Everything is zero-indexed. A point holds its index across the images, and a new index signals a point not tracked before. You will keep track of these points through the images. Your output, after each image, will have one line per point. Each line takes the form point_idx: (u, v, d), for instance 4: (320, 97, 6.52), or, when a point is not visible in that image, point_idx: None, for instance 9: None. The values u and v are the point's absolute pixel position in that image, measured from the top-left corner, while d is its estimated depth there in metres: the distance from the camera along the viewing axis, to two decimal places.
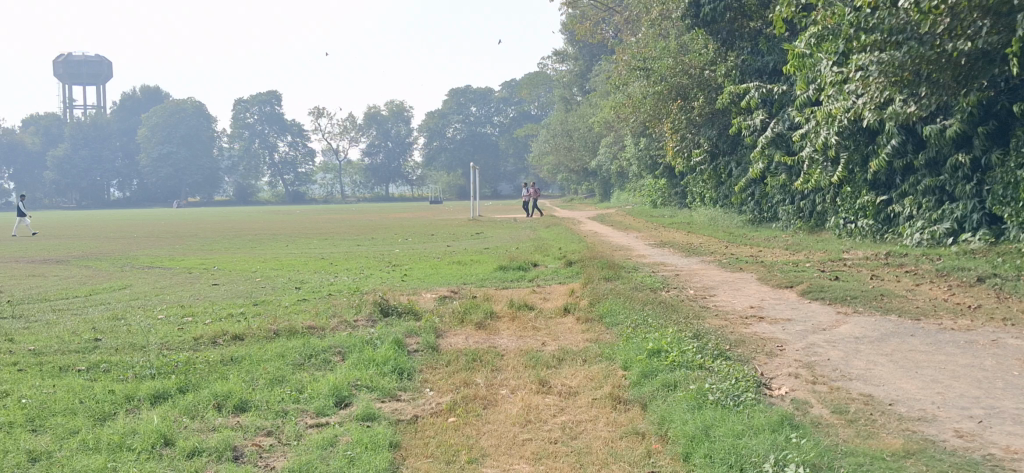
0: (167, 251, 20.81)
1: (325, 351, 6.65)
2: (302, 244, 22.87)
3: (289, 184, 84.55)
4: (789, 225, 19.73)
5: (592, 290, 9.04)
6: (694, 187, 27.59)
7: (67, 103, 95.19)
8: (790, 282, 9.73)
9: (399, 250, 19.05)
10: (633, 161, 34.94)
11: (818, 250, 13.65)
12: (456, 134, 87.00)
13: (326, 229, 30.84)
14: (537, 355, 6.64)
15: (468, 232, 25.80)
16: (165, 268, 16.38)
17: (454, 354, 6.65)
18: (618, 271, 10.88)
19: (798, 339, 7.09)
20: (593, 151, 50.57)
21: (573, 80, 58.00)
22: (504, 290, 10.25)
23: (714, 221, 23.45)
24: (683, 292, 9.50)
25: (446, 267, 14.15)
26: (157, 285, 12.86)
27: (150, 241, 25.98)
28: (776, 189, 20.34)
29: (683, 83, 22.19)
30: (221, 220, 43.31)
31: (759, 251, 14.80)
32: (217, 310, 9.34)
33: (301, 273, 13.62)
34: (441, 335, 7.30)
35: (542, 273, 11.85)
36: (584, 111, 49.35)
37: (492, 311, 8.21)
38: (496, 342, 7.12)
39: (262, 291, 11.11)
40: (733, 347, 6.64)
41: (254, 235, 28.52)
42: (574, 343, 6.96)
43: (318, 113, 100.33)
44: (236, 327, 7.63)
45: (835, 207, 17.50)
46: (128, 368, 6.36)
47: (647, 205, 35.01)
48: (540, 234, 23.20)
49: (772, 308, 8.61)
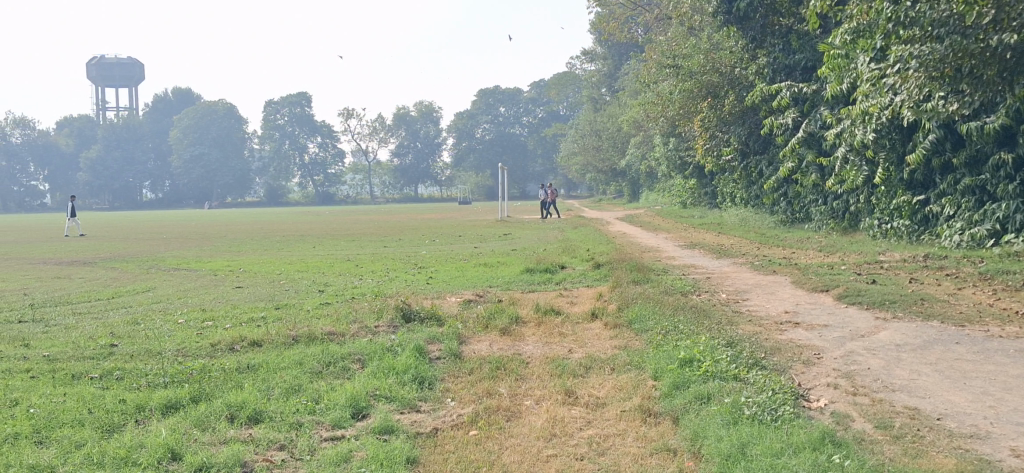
0: (194, 253, 20.78)
1: (344, 358, 6.43)
2: (330, 245, 22.79)
3: (319, 185, 84.86)
4: (821, 226, 19.29)
5: (620, 293, 8.76)
6: (724, 187, 27.22)
7: (101, 105, 96.12)
8: (826, 286, 9.39)
9: (426, 251, 18.90)
10: (662, 162, 34.60)
11: (853, 253, 13.28)
12: (484, 134, 86.94)
13: (353, 230, 30.79)
14: (563, 363, 6.38)
15: (495, 233, 25.62)
16: (191, 269, 16.33)
17: (478, 362, 6.41)
18: (647, 273, 10.59)
19: (837, 347, 6.77)
20: (622, 151, 50.25)
21: (602, 79, 57.75)
22: (530, 293, 10.00)
23: (746, 222, 23.08)
24: (715, 296, 9.19)
25: (471, 269, 13.94)
26: (182, 288, 12.76)
27: (179, 242, 26.04)
28: (808, 189, 19.94)
29: (713, 82, 21.84)
30: (251, 221, 43.47)
31: (791, 253, 14.42)
32: (238, 314, 9.18)
33: (326, 276, 13.47)
34: (465, 341, 7.06)
35: (570, 276, 11.60)
36: (613, 111, 49.06)
37: (518, 316, 7.96)
38: (521, 348, 6.88)
39: (286, 294, 10.96)
40: (768, 355, 6.34)
41: (281, 236, 28.51)
42: (601, 351, 6.70)
43: (347, 114, 100.71)
44: (254, 333, 7.45)
45: (869, 208, 17.07)
46: (141, 376, 6.19)
47: (677, 205, 34.65)
48: (568, 234, 22.96)
49: (808, 313, 8.29)
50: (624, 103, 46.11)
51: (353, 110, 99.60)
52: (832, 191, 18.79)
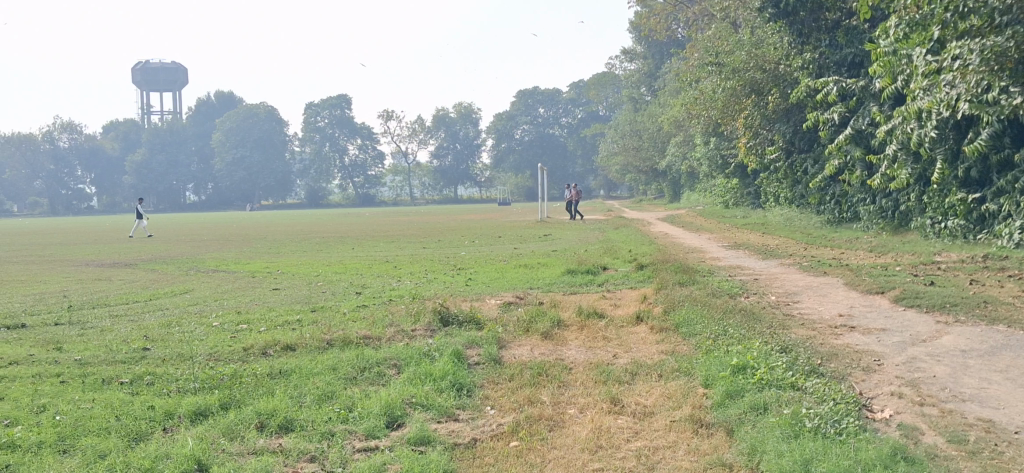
0: (233, 254, 20.73)
1: (380, 363, 6.19)
2: (368, 246, 22.67)
3: (359, 187, 85.18)
4: (869, 226, 18.78)
5: (666, 296, 8.44)
6: (768, 187, 26.72)
7: (145, 109, 97.29)
8: (881, 288, 8.99)
9: (466, 253, 18.67)
10: (703, 161, 34.12)
11: (906, 253, 12.83)
12: (524, 135, 86.74)
13: (392, 232, 30.68)
14: (608, 369, 6.09)
15: (534, 234, 25.34)
16: (229, 271, 16.24)
17: (518, 367, 6.14)
18: (693, 275, 10.25)
19: (898, 352, 6.40)
20: (662, 151, 49.71)
21: (641, 79, 57.31)
22: (572, 295, 9.71)
23: (791, 221, 22.59)
24: (764, 298, 8.83)
25: (511, 270, 13.69)
26: (219, 290, 12.64)
27: (219, 244, 26.06)
28: (856, 188, 19.44)
29: (757, 78, 21.40)
30: (291, 223, 43.62)
31: (840, 253, 13.98)
32: (273, 317, 8.99)
33: (364, 278, 13.28)
34: (505, 346, 6.79)
35: (612, 278, 11.29)
36: (653, 110, 48.60)
37: (560, 319, 7.67)
38: (564, 353, 6.59)
39: (323, 296, 10.76)
40: (825, 361, 5.99)
41: (321, 237, 28.46)
42: (647, 356, 6.40)
43: (386, 115, 101.08)
44: (288, 337, 7.24)
45: (920, 207, 16.57)
46: (172, 382, 5.99)
47: (719, 205, 34.14)
48: (609, 235, 22.62)
49: (863, 316, 7.92)
50: (665, 101, 45.59)
51: (392, 112, 99.84)
52: (880, 190, 18.29)
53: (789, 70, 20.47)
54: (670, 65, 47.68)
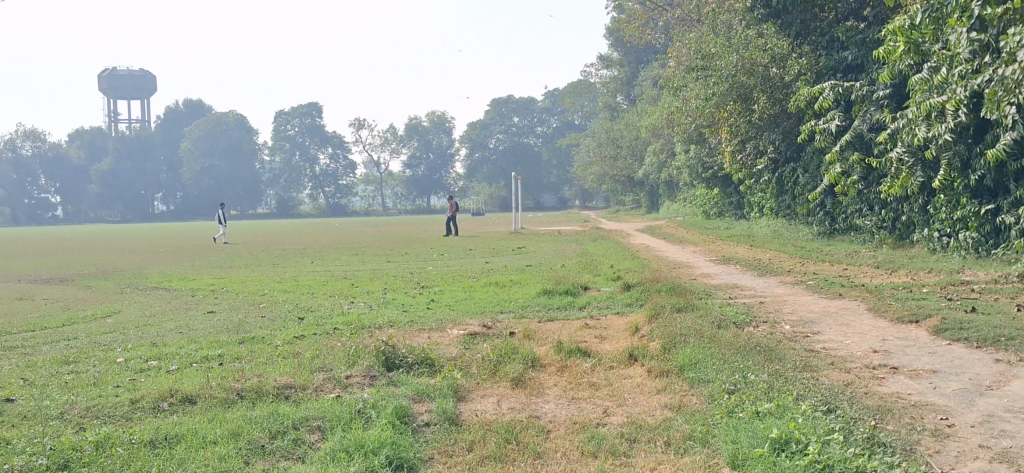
0: (182, 269, 19.04)
1: (300, 426, 4.71)
2: (332, 259, 21.12)
3: (330, 196, 83.39)
4: (867, 239, 17.62)
5: (663, 327, 7.00)
6: (752, 196, 25.50)
7: (113, 117, 95.02)
8: (914, 315, 7.62)
9: (435, 267, 17.22)
10: (684, 170, 32.83)
11: (920, 270, 11.60)
12: (498, 144, 85.38)
13: (361, 243, 29.03)
14: (599, 433, 4.65)
15: (509, 246, 23.86)
16: (169, 289, 14.63)
17: (481, 431, 4.68)
18: (689, 298, 8.89)
19: (966, 407, 5.01)
20: (639, 159, 48.48)
21: (618, 88, 56.08)
22: (549, 323, 8.30)
23: (778, 234, 21.37)
24: (777, 329, 7.41)
25: (480, 289, 12.24)
26: (147, 313, 11.05)
27: (173, 256, 24.32)
28: (850, 199, 18.24)
29: (745, 84, 20.06)
30: (256, 232, 41.77)
31: (843, 269, 12.79)
32: (191, 353, 7.47)
33: (314, 298, 11.79)
34: (465, 396, 5.31)
35: (594, 299, 9.87)
36: (631, 118, 47.32)
37: (534, 358, 6.22)
38: (539, 407, 5.14)
39: (262, 323, 9.25)
40: (880, 423, 4.58)
41: (282, 249, 26.79)
42: (647, 412, 4.97)
43: (359, 124, 99.16)
44: (189, 384, 5.71)
45: (924, 218, 15.38)
46: (17, 450, 4.43)
47: (700, 215, 32.87)
48: (588, 248, 21.22)
49: (903, 353, 6.53)
50: (642, 108, 44.38)
51: (364, 120, 97.87)
52: (879, 201, 17.12)
53: (780, 74, 19.13)
54: (648, 72, 46.54)
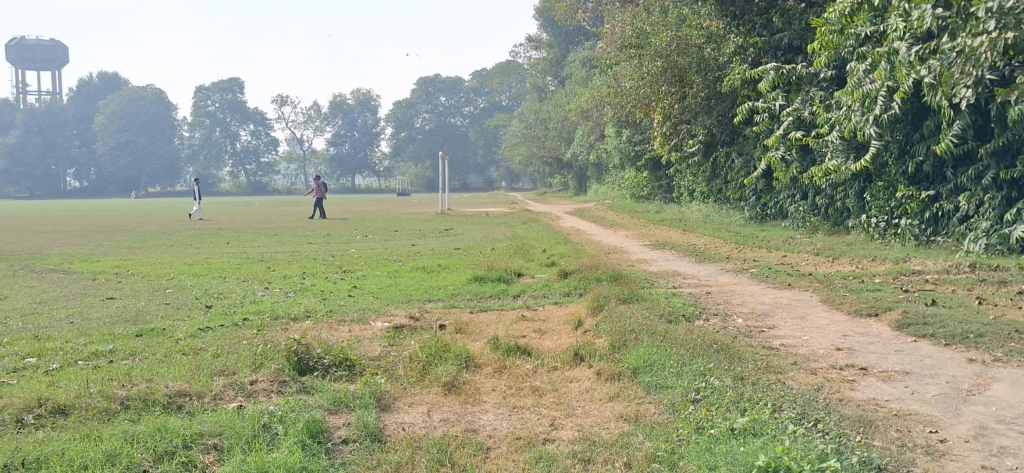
0: (86, 250, 17.81)
1: (192, 444, 3.93)
2: (249, 240, 20.05)
3: (252, 175, 81.27)
4: (799, 226, 17.29)
5: (609, 322, 6.38)
6: (682, 180, 25.13)
7: (21, 88, 91.00)
8: (873, 309, 7.14)
9: (358, 250, 16.38)
10: (613, 152, 32.38)
11: (862, 258, 11.24)
12: (424, 124, 84.11)
13: (280, 224, 27.88)
14: (548, 451, 3.97)
15: (436, 228, 23.10)
16: (68, 272, 13.52)
17: (409, 450, 3.97)
18: (632, 287, 8.32)
19: (954, 417, 4.47)
20: (568, 141, 48.00)
21: (547, 68, 55.48)
22: (483, 314, 7.64)
23: (709, 218, 21.02)
24: (730, 323, 6.86)
25: (406, 275, 11.49)
26: (36, 300, 10.00)
27: (78, 236, 22.88)
28: (783, 184, 17.89)
29: (681, 64, 19.57)
30: (171, 211, 40.12)
31: (782, 256, 12.39)
32: (78, 348, 6.58)
33: (225, 284, 10.89)
34: (389, 404, 4.58)
35: (529, 287, 9.21)
36: (560, 99, 46.76)
37: (469, 358, 5.54)
38: (475, 419, 4.44)
39: (164, 312, 8.36)
40: (869, 439, 4.01)
41: (197, 229, 25.48)
42: (600, 426, 4.32)
43: (283, 101, 96.84)
44: (65, 388, 4.86)
45: (860, 205, 15.06)
46: None
47: (629, 198, 32.47)
48: (516, 230, 20.56)
49: (867, 351, 6.01)
50: (572, 89, 43.85)
51: (287, 97, 95.56)
52: (812, 186, 16.81)
53: (715, 55, 18.71)
54: (578, 52, 45.99)
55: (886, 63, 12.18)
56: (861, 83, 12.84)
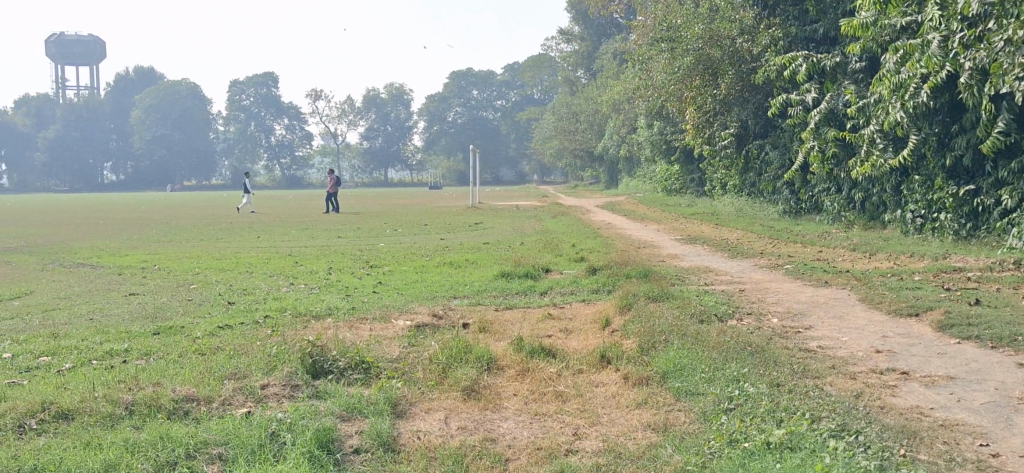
0: (117, 244, 17.82)
1: (196, 454, 3.75)
2: (278, 234, 19.97)
3: (286, 168, 81.65)
4: (835, 220, 16.86)
5: (638, 322, 6.13)
6: (714, 173, 24.74)
7: (60, 83, 92.10)
8: (915, 308, 6.82)
9: (386, 244, 16.24)
10: (645, 146, 32.01)
11: (901, 254, 10.87)
12: (456, 118, 84.05)
13: (310, 217, 27.85)
14: (570, 464, 3.74)
15: (465, 222, 22.92)
16: (95, 266, 13.49)
17: (422, 461, 3.76)
18: (662, 285, 8.07)
19: (1006, 428, 4.17)
20: (599, 134, 47.64)
21: (578, 61, 55.13)
22: (507, 313, 7.42)
23: (742, 211, 20.64)
24: (764, 323, 6.58)
25: (432, 271, 11.29)
26: (59, 295, 9.93)
27: (110, 229, 22.96)
28: (818, 177, 17.46)
29: (713, 56, 19.21)
30: (205, 204, 40.32)
31: (818, 252, 12.05)
32: (93, 346, 6.46)
33: (250, 279, 10.76)
34: (405, 411, 4.38)
35: (557, 284, 8.97)
36: (591, 92, 46.40)
37: (491, 359, 5.33)
38: (492, 428, 4.22)
39: (185, 309, 8.23)
40: (914, 452, 3.73)
41: (227, 222, 25.49)
42: (625, 437, 4.08)
43: (315, 95, 97.24)
44: (72, 392, 4.71)
45: (896, 199, 14.62)
46: None
47: (660, 191, 32.08)
48: (546, 225, 20.31)
49: (909, 353, 5.70)
50: (603, 82, 43.47)
51: (320, 91, 95.92)
52: (848, 180, 16.36)
53: (749, 46, 18.33)
54: (610, 45, 45.60)
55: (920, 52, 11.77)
56: (896, 73, 12.43)
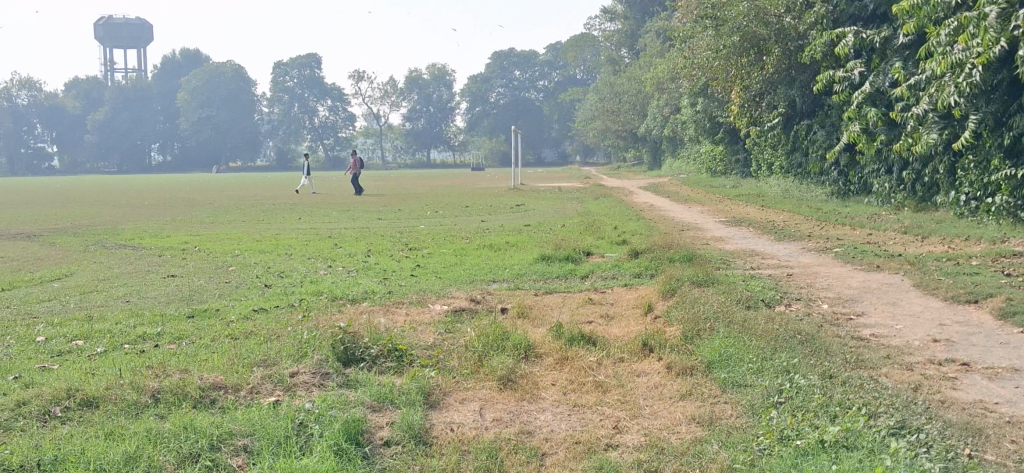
0: (160, 226, 17.89)
1: (220, 445, 3.62)
2: (319, 216, 19.93)
3: (329, 150, 81.98)
4: (884, 202, 16.37)
5: (682, 308, 5.91)
6: (760, 154, 24.27)
7: (108, 66, 93.34)
8: (974, 294, 6.51)
9: (426, 226, 16.10)
10: (689, 126, 31.53)
11: (956, 237, 10.47)
12: (498, 98, 83.78)
13: (352, 198, 27.82)
14: (609, 460, 3.55)
15: (507, 203, 22.74)
16: (137, 248, 13.53)
17: (455, 455, 3.59)
18: (707, 269, 7.82)
19: None
20: (643, 115, 47.11)
21: (621, 41, 54.56)
22: (547, 297, 7.23)
23: (788, 192, 20.21)
24: (814, 309, 6.32)
25: (471, 254, 11.12)
26: (99, 276, 9.93)
27: (154, 210, 23.13)
28: (867, 157, 16.97)
29: (759, 33, 18.77)
30: (248, 186, 40.58)
31: (868, 235, 11.69)
32: (127, 329, 6.39)
33: (288, 261, 10.69)
34: (438, 401, 4.21)
35: (598, 268, 8.75)
36: (635, 71, 45.89)
37: (529, 347, 5.14)
38: (529, 419, 4.03)
39: (221, 291, 8.15)
40: (979, 452, 3.48)
41: (270, 204, 25.55)
42: (668, 431, 3.87)
43: (358, 76, 97.49)
44: (100, 378, 4.62)
45: (950, 180, 14.12)
46: None
47: (704, 172, 31.63)
48: (588, 206, 20.07)
49: (969, 343, 5.41)
50: (647, 62, 42.96)
51: (362, 72, 96.15)
52: (898, 160, 15.87)
53: (796, 23, 17.87)
54: (654, 24, 45.02)
55: (974, 27, 11.30)
56: (949, 50, 11.97)
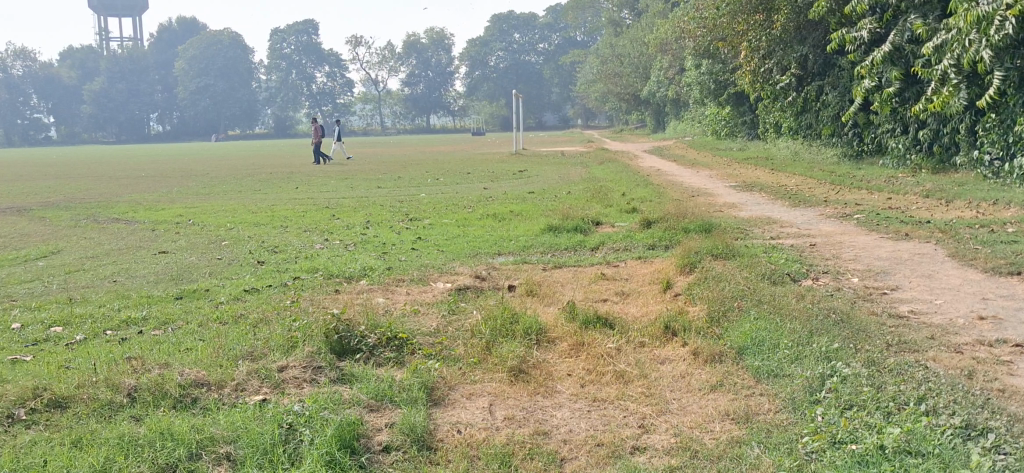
0: (154, 198, 17.43)
1: (201, 454, 3.21)
2: (318, 185, 19.48)
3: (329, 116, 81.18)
4: (899, 163, 15.88)
5: (705, 285, 5.49)
6: (767, 116, 23.74)
7: (103, 35, 92.34)
8: (1014, 266, 6.09)
9: (427, 195, 15.67)
10: (694, 88, 30.93)
11: (981, 201, 10.03)
12: (498, 62, 82.94)
13: (352, 166, 27.28)
14: (637, 467, 3.14)
15: (510, 170, 22.26)
16: (130, 222, 13.08)
17: (464, 463, 3.18)
18: (725, 239, 7.40)
19: None
20: (645, 77, 46.41)
21: (622, 2, 53.70)
22: (557, 273, 6.82)
23: (797, 155, 19.72)
24: (843, 283, 5.90)
25: (475, 224, 10.69)
26: (87, 253, 9.50)
27: (151, 182, 22.64)
28: (881, 117, 16.44)
29: None
30: (247, 156, 40.00)
31: (887, 199, 11.24)
32: (111, 314, 5.97)
33: (284, 235, 10.26)
34: (443, 398, 3.80)
35: (609, 238, 8.33)
36: (636, 34, 45.15)
37: (542, 331, 4.72)
38: (543, 418, 3.62)
39: (214, 269, 7.73)
40: None
41: (267, 173, 25.04)
42: (701, 430, 3.46)
43: (356, 42, 96.45)
44: (72, 373, 4.19)
45: (969, 140, 13.60)
46: None
47: (710, 135, 31.06)
48: (593, 172, 19.57)
49: (1018, 320, 4.99)
50: (650, 23, 42.21)
51: (361, 38, 95.13)
52: (914, 120, 15.34)
53: None
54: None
55: None
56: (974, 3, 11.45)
